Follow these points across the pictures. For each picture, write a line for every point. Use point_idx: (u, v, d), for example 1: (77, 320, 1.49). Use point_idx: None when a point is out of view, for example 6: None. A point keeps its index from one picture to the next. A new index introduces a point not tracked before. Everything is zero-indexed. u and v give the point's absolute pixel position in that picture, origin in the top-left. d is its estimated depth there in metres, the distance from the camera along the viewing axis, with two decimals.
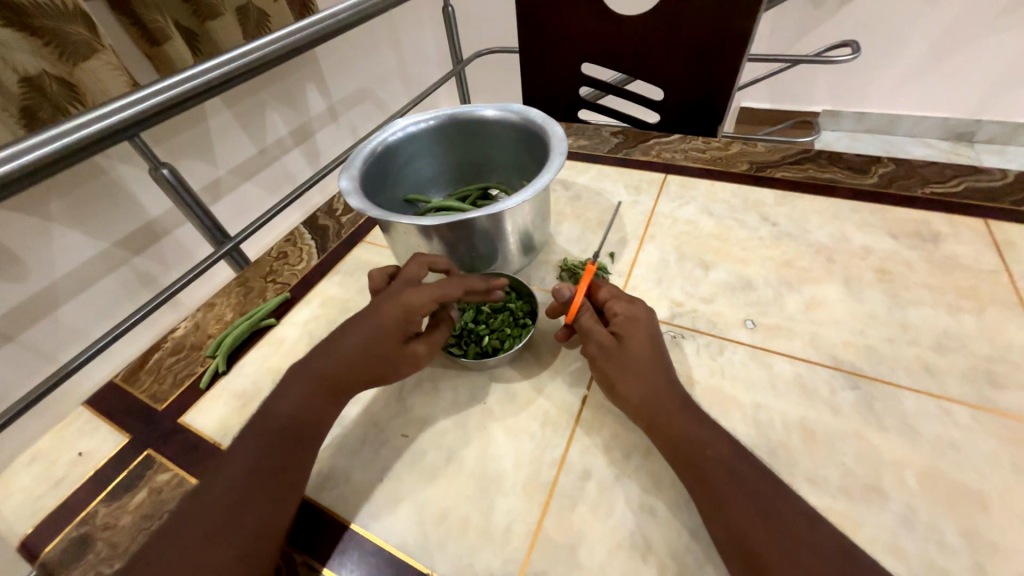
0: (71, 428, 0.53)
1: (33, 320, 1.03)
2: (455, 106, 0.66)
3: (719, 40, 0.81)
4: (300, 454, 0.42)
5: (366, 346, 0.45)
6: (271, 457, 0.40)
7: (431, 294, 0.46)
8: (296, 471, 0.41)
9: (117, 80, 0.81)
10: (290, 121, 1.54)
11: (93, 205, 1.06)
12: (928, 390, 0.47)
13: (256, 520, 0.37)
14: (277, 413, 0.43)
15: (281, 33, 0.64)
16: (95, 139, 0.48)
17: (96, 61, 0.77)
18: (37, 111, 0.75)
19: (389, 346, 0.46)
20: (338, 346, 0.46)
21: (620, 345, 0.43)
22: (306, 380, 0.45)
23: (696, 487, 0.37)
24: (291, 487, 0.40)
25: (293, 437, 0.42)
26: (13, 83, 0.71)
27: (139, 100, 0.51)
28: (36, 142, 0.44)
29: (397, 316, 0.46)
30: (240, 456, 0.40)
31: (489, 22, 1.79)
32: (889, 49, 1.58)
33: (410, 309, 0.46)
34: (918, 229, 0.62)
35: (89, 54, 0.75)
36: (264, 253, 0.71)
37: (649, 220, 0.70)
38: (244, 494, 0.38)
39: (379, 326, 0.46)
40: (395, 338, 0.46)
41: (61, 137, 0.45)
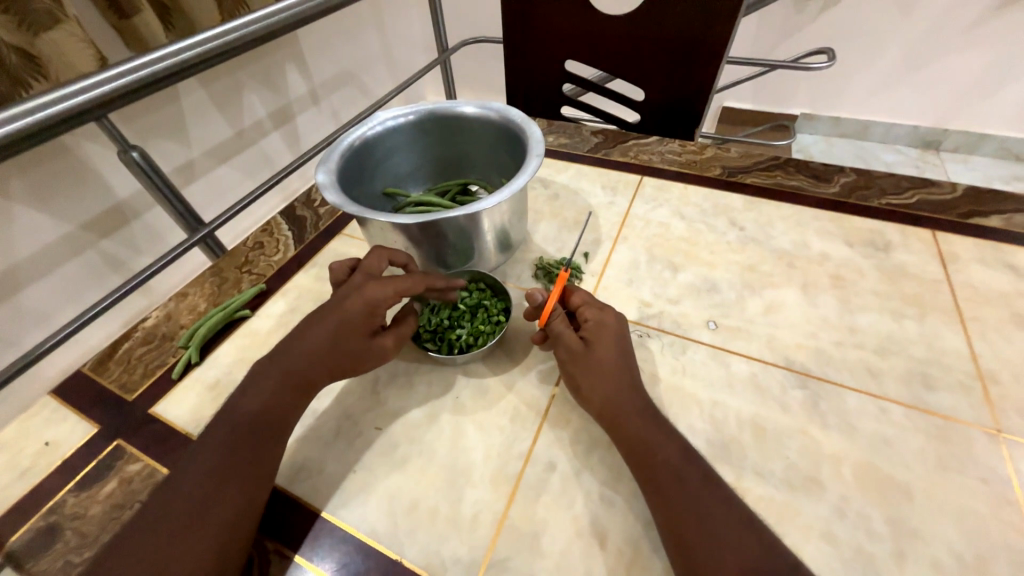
0: (37, 418, 0.52)
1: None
2: (435, 102, 0.66)
3: (698, 45, 0.83)
4: (269, 447, 0.42)
5: (333, 341, 0.46)
6: (240, 451, 0.41)
7: (392, 288, 0.48)
8: (266, 465, 0.42)
9: (82, 54, 0.79)
10: (268, 103, 1.50)
11: (58, 186, 1.03)
12: (869, 390, 0.51)
13: (227, 512, 0.38)
14: (246, 408, 0.43)
15: (260, 14, 0.63)
16: (64, 117, 0.47)
17: (60, 31, 0.75)
18: None
19: (356, 341, 0.47)
20: (305, 341, 0.46)
21: (587, 349, 0.46)
22: (274, 376, 0.45)
23: (648, 483, 0.39)
24: (261, 480, 0.41)
25: (262, 431, 0.43)
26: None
27: (111, 77, 0.50)
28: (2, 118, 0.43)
29: (361, 310, 0.47)
30: (208, 450, 0.41)
31: (476, 9, 1.76)
32: (864, 56, 1.63)
33: (374, 303, 0.47)
34: (872, 238, 0.66)
35: (52, 24, 0.74)
36: (240, 242, 0.71)
37: (623, 221, 0.72)
38: (213, 487, 0.39)
39: (345, 321, 0.47)
40: (362, 332, 0.47)
41: (19, 116, 0.44)
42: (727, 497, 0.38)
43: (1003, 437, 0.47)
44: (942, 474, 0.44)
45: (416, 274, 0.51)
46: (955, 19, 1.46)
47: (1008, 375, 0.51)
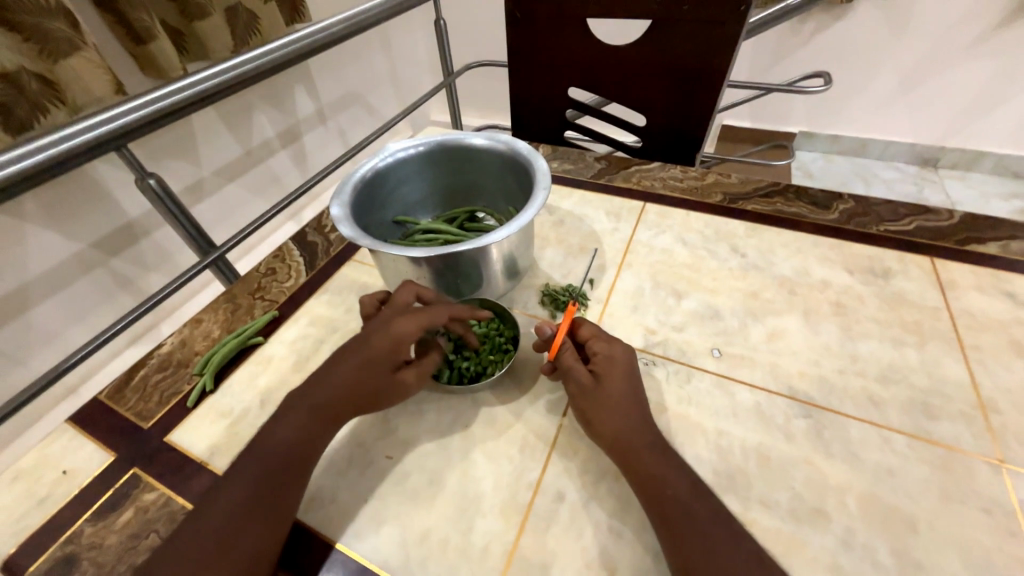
0: (54, 446, 0.53)
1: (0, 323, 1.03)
2: (444, 134, 0.69)
3: (698, 74, 0.86)
4: (294, 482, 0.43)
5: (361, 376, 0.47)
6: (268, 484, 0.42)
7: (417, 323, 0.49)
8: (290, 500, 0.42)
9: (96, 76, 0.87)
10: (276, 123, 1.54)
11: (70, 205, 1.06)
12: (872, 419, 0.51)
13: (248, 549, 0.39)
14: (275, 440, 0.44)
15: (273, 46, 0.65)
16: (85, 149, 0.49)
17: (78, 58, 0.83)
18: (13, 107, 0.79)
19: (382, 375, 0.48)
20: (335, 375, 0.48)
21: (598, 383, 0.47)
22: (305, 408, 0.46)
23: (659, 519, 0.40)
24: (285, 517, 0.42)
25: (290, 465, 0.44)
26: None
27: (131, 110, 0.52)
28: (26, 151, 0.44)
29: (387, 345, 0.48)
30: (236, 482, 0.42)
31: (481, 32, 1.81)
32: (861, 77, 1.66)
33: (399, 338, 0.48)
34: (871, 265, 0.68)
35: (70, 52, 0.82)
36: (252, 268, 0.73)
37: (627, 247, 0.73)
38: (239, 522, 0.39)
39: (373, 356, 0.48)
40: (388, 368, 0.48)
41: (44, 149, 0.46)
42: (735, 532, 0.38)
43: (1005, 467, 0.47)
44: (946, 506, 0.45)
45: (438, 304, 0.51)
46: (950, 41, 1.50)
47: (1009, 404, 0.52)
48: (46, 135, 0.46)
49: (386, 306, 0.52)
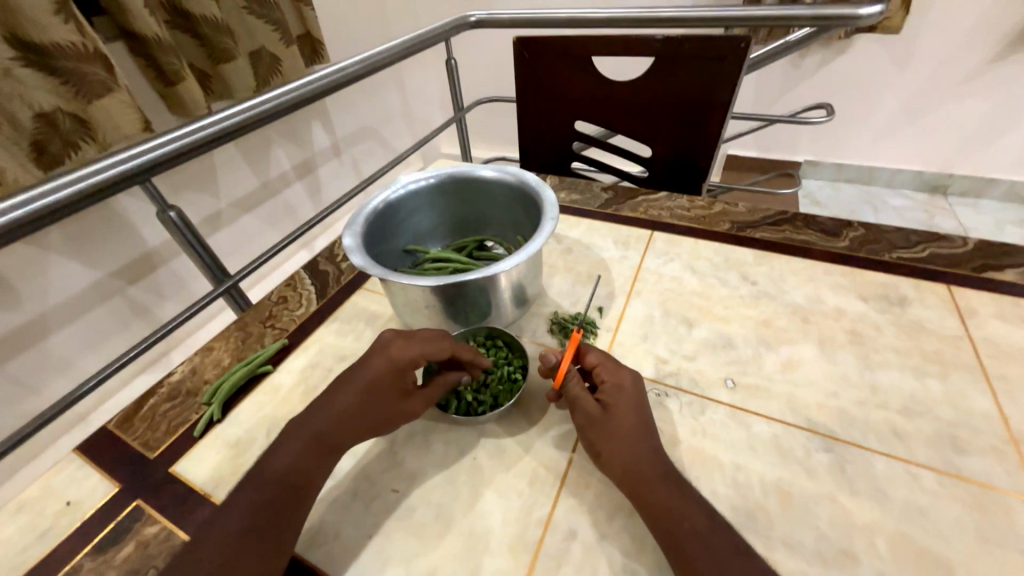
0: (61, 475, 0.53)
1: (16, 351, 1.04)
2: (454, 166, 0.71)
3: (701, 106, 0.88)
4: (292, 511, 0.42)
5: (365, 401, 0.47)
6: (264, 515, 0.41)
7: (418, 348, 0.49)
8: (287, 533, 0.41)
9: (127, 116, 0.92)
10: (293, 157, 1.60)
11: (93, 236, 1.10)
12: (899, 454, 0.49)
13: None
14: (274, 469, 0.44)
15: (291, 86, 0.68)
16: (111, 182, 0.51)
17: (110, 99, 0.89)
18: (46, 144, 0.86)
19: (387, 401, 0.48)
20: (335, 401, 0.47)
21: (606, 414, 0.46)
22: (303, 437, 0.46)
23: (675, 558, 0.38)
24: (281, 550, 0.40)
25: (287, 495, 0.43)
26: (29, 118, 0.82)
27: (157, 145, 0.54)
28: (55, 185, 0.46)
29: (389, 371, 0.48)
30: (232, 513, 0.41)
31: (491, 69, 1.90)
32: (863, 108, 1.69)
33: (401, 363, 0.49)
34: (886, 293, 0.66)
35: (103, 92, 0.88)
36: (264, 297, 0.74)
37: (636, 275, 0.73)
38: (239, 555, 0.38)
39: (375, 382, 0.48)
40: (392, 393, 0.48)
41: (72, 182, 0.47)
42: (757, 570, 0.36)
43: None
44: (984, 550, 0.42)
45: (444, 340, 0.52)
46: (951, 73, 1.53)
47: None
48: (77, 169, 0.49)
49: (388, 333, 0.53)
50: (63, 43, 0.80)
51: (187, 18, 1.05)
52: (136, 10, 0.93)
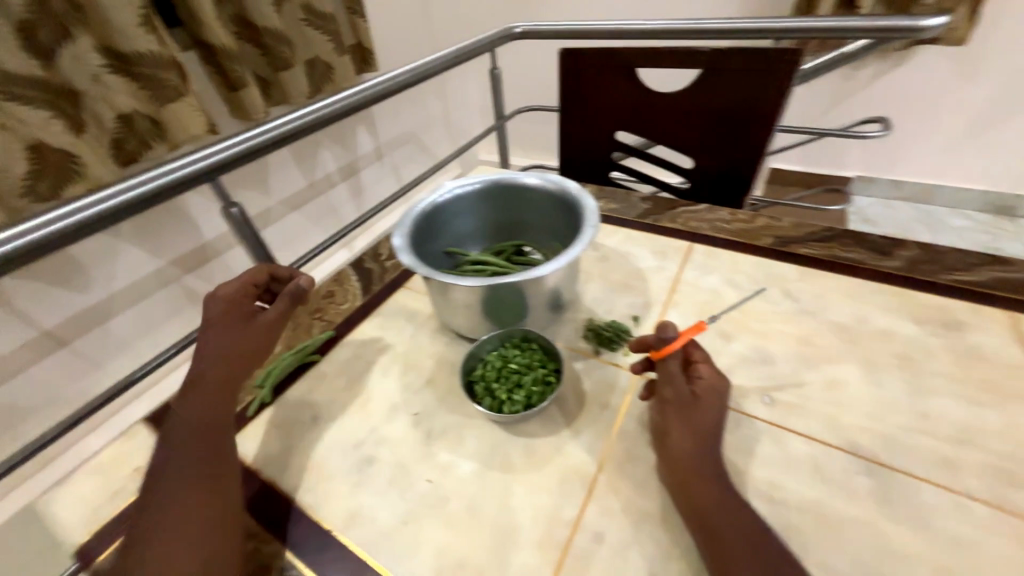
0: (130, 443, 0.59)
1: (85, 329, 1.14)
2: (499, 173, 0.73)
3: (746, 119, 0.87)
4: (217, 449, 0.48)
5: (217, 340, 0.53)
6: (194, 459, 0.47)
7: (236, 283, 0.56)
8: (216, 465, 0.47)
9: (194, 118, 1.00)
10: (339, 159, 1.68)
11: (157, 227, 1.20)
12: (949, 484, 0.47)
13: (200, 503, 0.44)
14: (188, 422, 0.49)
15: (349, 91, 0.73)
16: (198, 174, 0.56)
17: (181, 103, 0.97)
18: (124, 143, 0.95)
19: (238, 327, 0.54)
20: (200, 353, 0.53)
21: (694, 401, 0.47)
22: (194, 391, 0.51)
23: (715, 552, 0.40)
24: (218, 483, 0.46)
25: (208, 439, 0.49)
26: (110, 119, 0.91)
27: (237, 142, 0.60)
28: (152, 177, 0.52)
29: (222, 308, 0.54)
30: (165, 469, 0.46)
31: (532, 79, 1.93)
32: (921, 122, 1.62)
33: (229, 298, 0.55)
34: (940, 316, 0.63)
35: (175, 97, 0.96)
36: (314, 290, 0.78)
37: (673, 286, 0.73)
38: (181, 484, 0.45)
39: (217, 323, 0.54)
40: (236, 321, 0.54)
41: (166, 173, 0.53)
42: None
43: None
44: None
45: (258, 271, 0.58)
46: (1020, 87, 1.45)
47: None
48: (170, 162, 0.54)
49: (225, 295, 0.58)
50: (144, 52, 0.89)
51: (253, 29, 1.14)
52: (209, 21, 1.01)
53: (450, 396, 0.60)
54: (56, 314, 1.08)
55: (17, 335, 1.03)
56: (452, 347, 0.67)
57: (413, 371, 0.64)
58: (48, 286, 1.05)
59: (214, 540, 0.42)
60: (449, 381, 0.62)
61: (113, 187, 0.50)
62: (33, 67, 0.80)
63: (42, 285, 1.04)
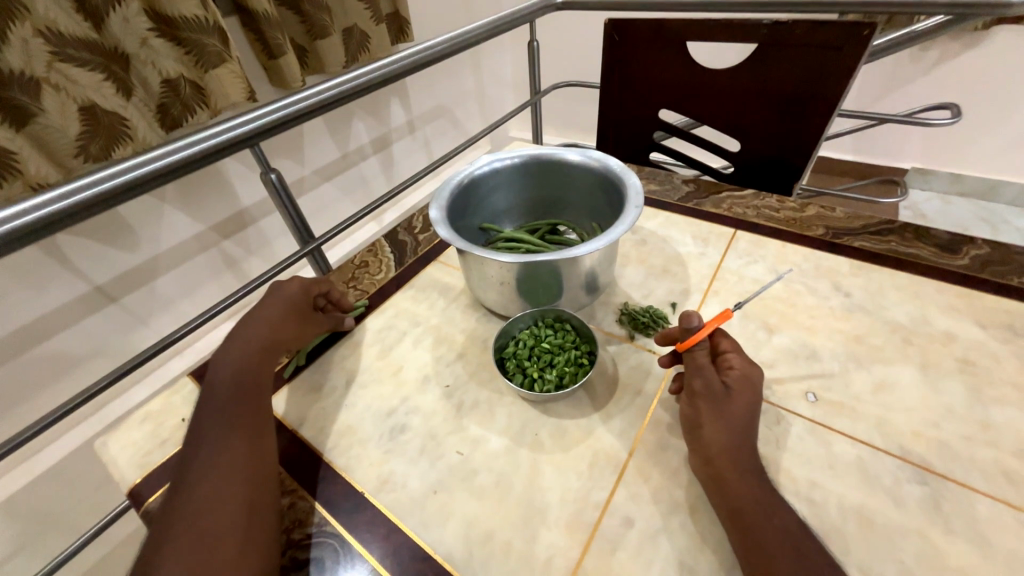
0: (178, 396, 0.61)
1: (132, 287, 1.20)
2: (538, 148, 0.71)
3: (806, 99, 0.81)
4: (254, 400, 0.50)
5: (284, 316, 0.58)
6: (237, 407, 0.48)
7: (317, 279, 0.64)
8: (254, 416, 0.49)
9: (235, 85, 1.01)
10: (371, 131, 1.68)
11: (198, 191, 1.23)
12: (1008, 499, 0.44)
13: (243, 449, 0.45)
14: (227, 373, 0.51)
15: (392, 58, 0.71)
16: (242, 139, 0.56)
17: (223, 69, 0.97)
18: (169, 108, 0.97)
19: (301, 315, 0.60)
20: (258, 318, 0.56)
21: (726, 393, 0.45)
22: (235, 348, 0.53)
23: (750, 550, 0.38)
24: (256, 431, 0.48)
25: (247, 390, 0.50)
26: (157, 83, 0.93)
27: (282, 106, 0.59)
28: (196, 139, 0.52)
29: (300, 293, 0.61)
30: (208, 417, 0.47)
31: (570, 54, 1.87)
32: (997, 111, 1.48)
33: (309, 286, 0.62)
34: (1010, 321, 0.59)
35: (218, 63, 0.96)
36: (348, 259, 0.79)
37: (714, 274, 0.70)
38: (224, 434, 0.46)
39: (291, 302, 0.59)
40: (303, 310, 0.60)
41: (212, 136, 0.53)
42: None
43: None
44: None
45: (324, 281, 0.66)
46: None
47: None
48: (214, 126, 0.54)
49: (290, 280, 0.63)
50: (189, 16, 0.89)
51: None
52: None
53: (482, 371, 0.60)
54: (105, 271, 1.13)
55: (70, 288, 1.09)
56: (483, 323, 0.67)
57: (445, 344, 0.64)
58: (98, 244, 1.10)
59: (256, 483, 0.44)
60: (481, 356, 0.62)
61: (166, 146, 0.50)
62: (85, 29, 0.82)
63: (93, 242, 1.09)
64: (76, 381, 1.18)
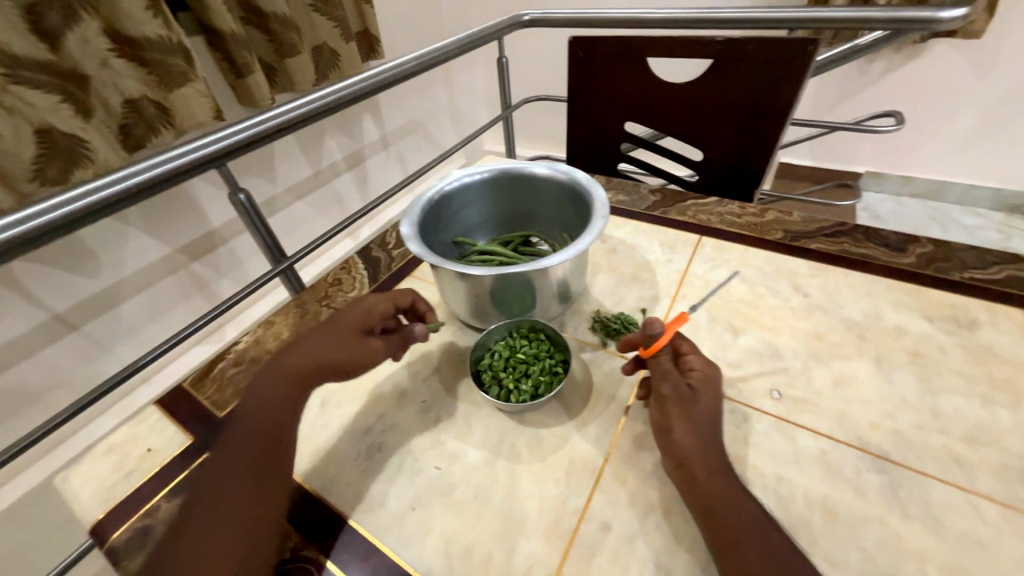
0: (143, 425, 0.59)
1: (94, 313, 1.15)
2: (507, 162, 0.73)
3: (760, 110, 0.86)
4: (276, 443, 0.47)
5: (328, 341, 0.51)
6: (255, 447, 0.46)
7: (387, 299, 0.57)
8: (272, 461, 0.46)
9: (202, 104, 1.00)
10: (344, 148, 1.67)
11: (165, 213, 1.20)
12: (958, 482, 0.47)
13: (247, 498, 0.43)
14: (257, 407, 0.48)
15: (363, 76, 0.72)
16: (210, 159, 0.56)
17: (189, 89, 0.97)
18: (132, 128, 0.96)
19: (350, 339, 0.52)
20: (306, 342, 0.51)
21: (693, 395, 0.47)
22: (274, 376, 0.49)
23: (722, 546, 0.40)
24: (271, 478, 0.45)
25: (272, 430, 0.47)
26: (118, 103, 0.92)
27: (252, 126, 0.59)
28: (161, 159, 0.51)
29: (358, 314, 0.54)
30: (227, 452, 0.46)
31: (540, 70, 1.92)
32: (938, 118, 1.59)
33: (370, 307, 0.55)
34: (954, 314, 0.63)
35: (183, 83, 0.96)
36: (321, 278, 0.79)
37: (682, 279, 0.73)
38: (233, 477, 0.44)
39: (345, 324, 0.53)
40: (355, 333, 0.53)
41: (177, 156, 0.52)
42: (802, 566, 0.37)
43: None
44: None
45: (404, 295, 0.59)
46: None
47: None
48: (180, 146, 0.54)
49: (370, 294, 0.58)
50: (153, 37, 0.88)
51: (260, 14, 1.13)
52: (216, 6, 1.00)
53: (458, 384, 0.60)
54: (64, 298, 1.08)
55: (26, 317, 1.04)
56: (458, 336, 0.67)
57: (421, 359, 0.64)
58: (56, 270, 1.06)
59: (252, 540, 0.42)
60: (457, 369, 0.62)
61: (129, 168, 0.49)
62: (41, 51, 0.79)
63: (51, 269, 1.05)
64: (34, 416, 1.12)
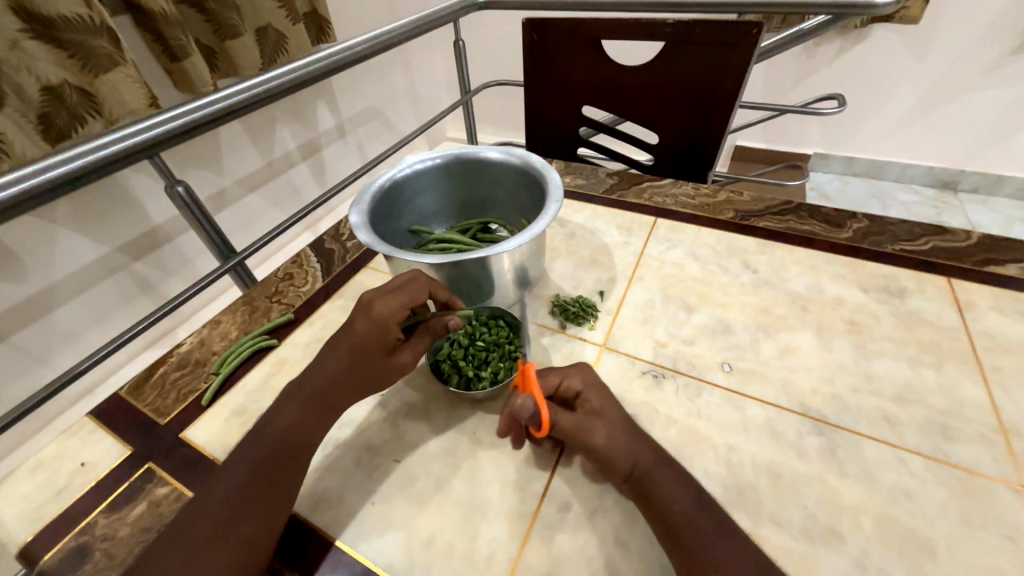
0: (75, 438, 0.55)
1: (23, 322, 1.06)
2: (461, 147, 0.71)
3: (710, 93, 0.87)
4: (291, 469, 0.44)
5: (353, 363, 0.49)
6: (267, 471, 0.43)
7: (399, 302, 0.49)
8: (287, 488, 0.43)
9: (134, 91, 0.92)
10: (298, 137, 1.60)
11: (99, 211, 1.11)
12: (888, 439, 0.50)
13: (250, 527, 0.40)
14: (275, 428, 0.46)
15: (310, 57, 0.67)
16: (139, 149, 0.51)
17: (116, 73, 0.89)
18: (53, 118, 0.87)
19: (376, 358, 0.49)
20: (328, 362, 0.49)
21: (598, 413, 0.45)
22: (299, 397, 0.48)
23: (673, 544, 0.38)
24: (279, 509, 0.42)
25: (287, 454, 0.45)
26: (35, 90, 0.83)
27: (188, 112, 0.54)
28: (81, 151, 0.46)
29: (372, 330, 0.49)
30: (232, 473, 0.43)
31: (500, 54, 1.88)
32: (877, 100, 1.68)
33: (384, 320, 0.49)
34: (886, 284, 0.67)
35: (109, 67, 0.88)
36: (271, 272, 0.75)
37: (638, 261, 0.74)
38: (239, 502, 0.41)
39: (362, 342, 0.49)
40: (379, 350, 0.49)
41: (99, 147, 0.48)
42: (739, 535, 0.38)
43: None
44: (966, 532, 0.43)
45: (421, 283, 0.52)
46: (969, 66, 1.51)
47: None
48: (103, 136, 0.49)
49: (376, 287, 0.51)
50: (70, 16, 0.80)
51: None
52: None
53: (417, 375, 0.59)
54: None
55: None
56: None
57: None
58: None
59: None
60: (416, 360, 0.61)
61: (42, 160, 0.44)
62: None
63: None
64: None
